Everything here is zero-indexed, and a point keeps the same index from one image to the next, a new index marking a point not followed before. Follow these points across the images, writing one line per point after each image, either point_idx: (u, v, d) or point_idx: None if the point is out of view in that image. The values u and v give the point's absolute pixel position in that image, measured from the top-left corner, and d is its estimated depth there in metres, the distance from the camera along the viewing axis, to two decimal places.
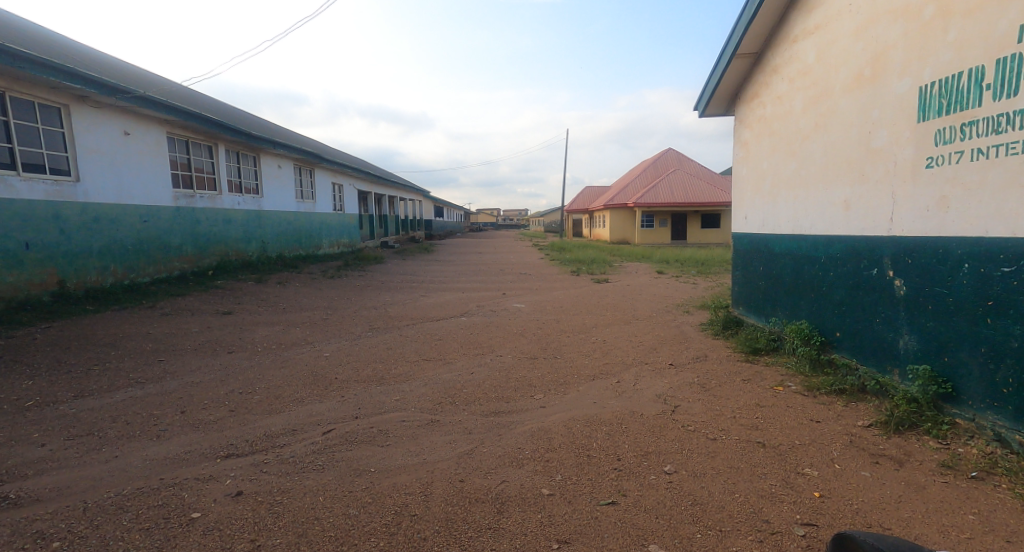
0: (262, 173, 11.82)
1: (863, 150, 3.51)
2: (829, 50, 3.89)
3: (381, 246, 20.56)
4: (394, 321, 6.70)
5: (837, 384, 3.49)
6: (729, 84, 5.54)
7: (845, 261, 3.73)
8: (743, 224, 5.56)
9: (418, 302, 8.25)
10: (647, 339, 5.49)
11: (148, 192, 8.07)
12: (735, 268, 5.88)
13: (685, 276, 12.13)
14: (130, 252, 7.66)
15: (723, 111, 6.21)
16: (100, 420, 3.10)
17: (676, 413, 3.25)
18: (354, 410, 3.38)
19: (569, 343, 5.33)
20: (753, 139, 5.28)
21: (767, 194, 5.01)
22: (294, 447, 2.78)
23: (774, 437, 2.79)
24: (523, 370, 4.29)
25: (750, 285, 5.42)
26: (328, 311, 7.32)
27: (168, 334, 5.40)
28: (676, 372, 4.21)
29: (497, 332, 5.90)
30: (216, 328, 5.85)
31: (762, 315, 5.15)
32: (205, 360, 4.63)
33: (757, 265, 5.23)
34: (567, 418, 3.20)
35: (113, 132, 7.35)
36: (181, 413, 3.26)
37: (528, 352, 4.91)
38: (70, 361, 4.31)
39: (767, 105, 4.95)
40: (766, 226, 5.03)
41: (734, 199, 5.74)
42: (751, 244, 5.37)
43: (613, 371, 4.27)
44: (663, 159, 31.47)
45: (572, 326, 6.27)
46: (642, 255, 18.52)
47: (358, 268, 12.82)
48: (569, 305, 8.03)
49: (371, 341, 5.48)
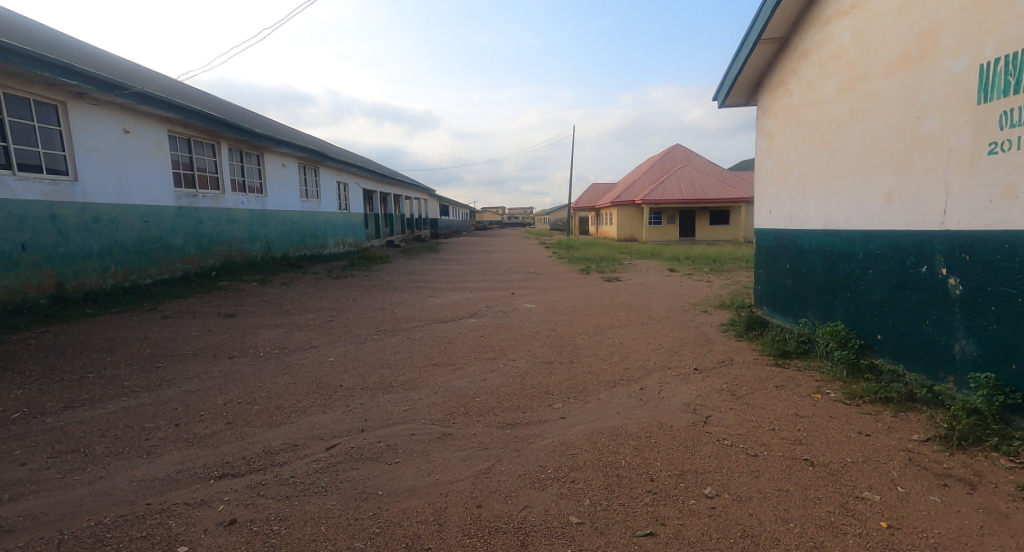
0: (265, 172, 11.62)
1: (909, 136, 3.25)
2: (867, 31, 3.62)
3: (386, 245, 20.35)
4: (401, 323, 6.47)
5: (883, 392, 3.22)
6: (750, 72, 5.29)
7: (888, 259, 3.47)
8: (768, 219, 5.29)
9: (425, 303, 8.02)
10: (667, 342, 5.21)
11: (149, 192, 7.87)
12: (757, 266, 5.61)
13: (697, 274, 11.84)
14: (131, 253, 7.47)
15: (743, 102, 5.96)
16: (87, 435, 2.88)
17: (709, 425, 2.99)
18: (360, 421, 3.14)
19: (586, 346, 5.07)
20: (778, 129, 5.01)
21: (794, 188, 4.74)
22: (295, 465, 2.55)
23: (822, 454, 2.52)
24: (538, 376, 4.04)
25: (776, 284, 5.15)
26: (333, 312, 7.11)
27: (167, 338, 5.20)
28: (702, 378, 3.94)
29: (509, 334, 5.65)
30: (218, 331, 5.66)
31: (789, 316, 4.88)
32: (204, 366, 4.41)
33: (784, 263, 4.96)
34: (591, 431, 2.96)
35: (113, 131, 7.16)
36: (175, 425, 3.03)
37: (543, 356, 4.66)
38: (63, 369, 4.10)
39: (794, 93, 4.68)
40: (793, 221, 4.77)
41: (757, 193, 5.48)
42: (777, 241, 5.10)
43: (635, 377, 4.00)
44: (671, 155, 31.26)
45: (587, 328, 6.02)
46: (650, 253, 18.26)
47: (364, 267, 12.61)
48: (581, 304, 7.76)
49: (379, 345, 5.25)
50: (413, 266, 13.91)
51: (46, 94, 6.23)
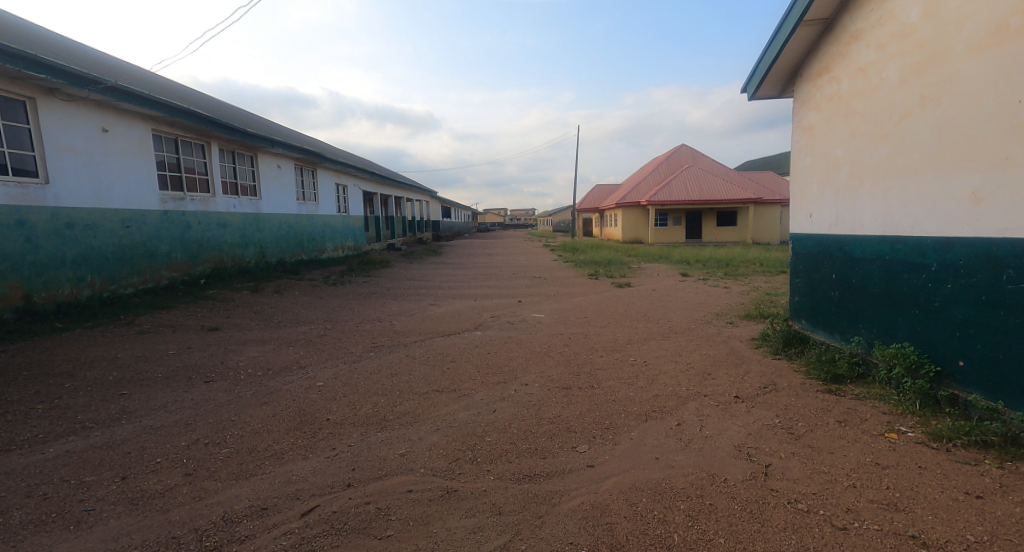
0: (260, 174, 11.11)
1: (1006, 125, 2.75)
2: (943, 4, 3.11)
3: (387, 249, 19.80)
4: (401, 337, 5.94)
5: (977, 434, 2.66)
6: (788, 57, 4.77)
7: (975, 271, 2.94)
8: (807, 223, 4.75)
9: (426, 313, 7.48)
10: (697, 361, 4.66)
11: (130, 194, 7.35)
12: (793, 275, 5.05)
13: (712, 279, 11.29)
14: (110, 262, 6.95)
15: (776, 93, 5.44)
16: (10, 496, 2.35)
17: (773, 480, 2.44)
18: (348, 472, 2.61)
19: (606, 367, 4.53)
20: (820, 122, 4.48)
21: (841, 188, 4.21)
22: (261, 543, 2.02)
23: (931, 529, 1.98)
24: (556, 408, 3.50)
25: (818, 296, 4.59)
26: (327, 325, 6.59)
27: (140, 358, 4.66)
28: (748, 409, 3.40)
29: (519, 352, 5.10)
30: (197, 349, 5.12)
31: (836, 333, 4.33)
32: (174, 393, 3.88)
33: (829, 272, 4.41)
34: (627, 487, 2.42)
35: (90, 130, 6.66)
36: (122, 479, 2.51)
37: (559, 380, 4.12)
38: (10, 399, 3.57)
39: (842, 80, 4.15)
40: (840, 226, 4.23)
41: (794, 195, 4.94)
42: (819, 247, 4.55)
43: (669, 410, 3.45)
44: (677, 155, 30.66)
45: (603, 343, 5.48)
46: (659, 255, 17.71)
47: (364, 273, 12.08)
48: (594, 314, 7.21)
49: (375, 365, 4.72)
50: (414, 271, 13.38)
51: (13, 89, 5.72)
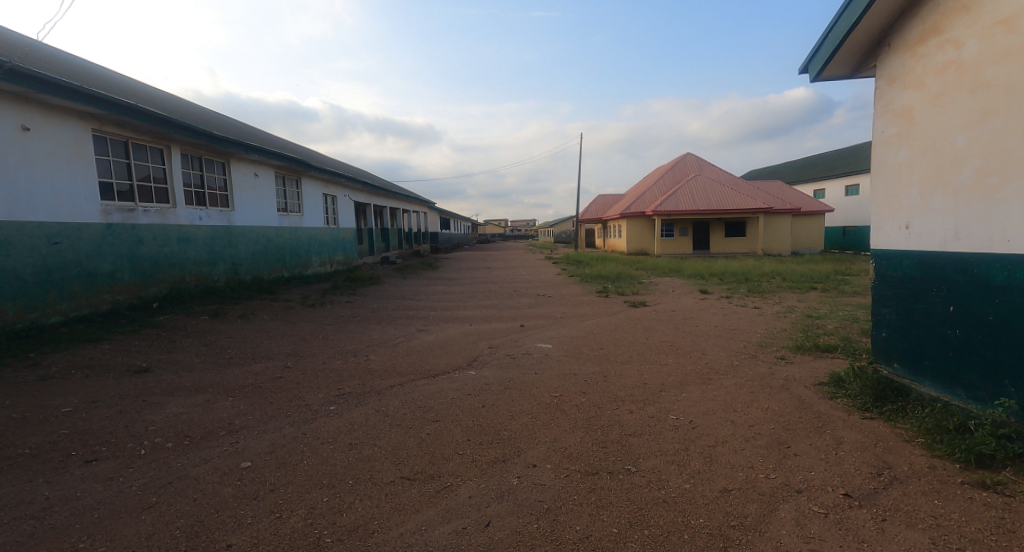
0: (232, 182, 9.99)
1: None
2: None
3: (381, 263, 18.67)
4: (374, 379, 4.75)
5: None
6: (874, 23, 3.66)
7: None
8: (902, 238, 3.59)
9: (412, 343, 6.30)
10: (762, 422, 3.47)
11: (60, 204, 6.20)
12: (877, 303, 3.87)
13: (737, 296, 10.09)
14: (31, 286, 5.80)
15: (845, 71, 4.33)
16: None
17: None
18: None
19: (642, 433, 3.33)
20: (924, 102, 3.36)
21: (965, 189, 3.08)
22: None
23: None
24: (582, 520, 2.31)
25: (923, 334, 3.41)
26: (289, 362, 5.40)
27: (14, 422, 3.47)
28: (879, 526, 2.20)
29: (524, 405, 3.90)
30: (105, 403, 3.93)
31: (958, 388, 3.16)
32: (28, 486, 2.70)
33: (943, 304, 3.24)
34: None
35: (4, 128, 5.59)
36: None
37: (580, 460, 2.92)
38: None
39: (966, 41, 3.05)
40: (964, 242, 3.08)
41: (880, 201, 3.80)
42: (923, 269, 3.40)
43: (755, 524, 2.26)
44: (683, 163, 29.66)
45: (631, 390, 4.28)
46: (671, 268, 16.53)
47: (349, 292, 10.88)
48: (610, 345, 6.01)
49: (331, 428, 3.53)
50: (406, 287, 12.22)
51: None
